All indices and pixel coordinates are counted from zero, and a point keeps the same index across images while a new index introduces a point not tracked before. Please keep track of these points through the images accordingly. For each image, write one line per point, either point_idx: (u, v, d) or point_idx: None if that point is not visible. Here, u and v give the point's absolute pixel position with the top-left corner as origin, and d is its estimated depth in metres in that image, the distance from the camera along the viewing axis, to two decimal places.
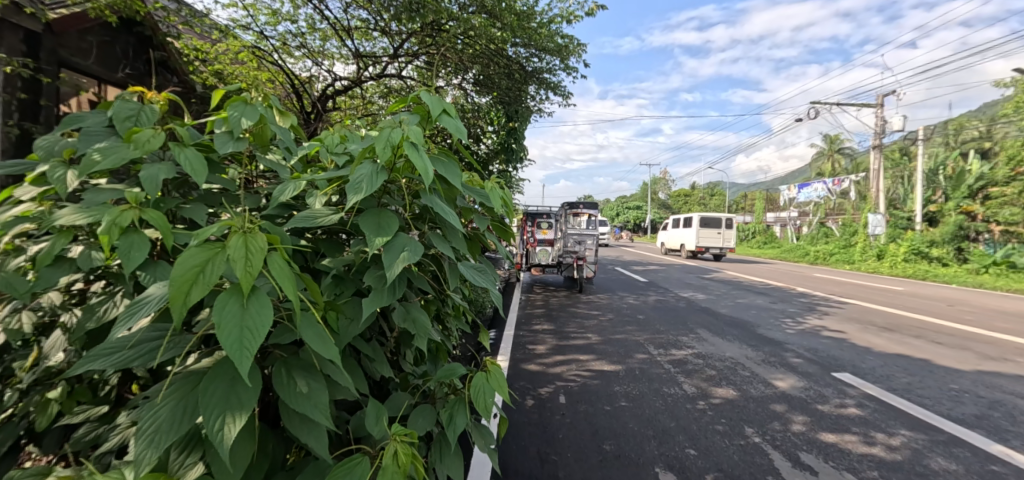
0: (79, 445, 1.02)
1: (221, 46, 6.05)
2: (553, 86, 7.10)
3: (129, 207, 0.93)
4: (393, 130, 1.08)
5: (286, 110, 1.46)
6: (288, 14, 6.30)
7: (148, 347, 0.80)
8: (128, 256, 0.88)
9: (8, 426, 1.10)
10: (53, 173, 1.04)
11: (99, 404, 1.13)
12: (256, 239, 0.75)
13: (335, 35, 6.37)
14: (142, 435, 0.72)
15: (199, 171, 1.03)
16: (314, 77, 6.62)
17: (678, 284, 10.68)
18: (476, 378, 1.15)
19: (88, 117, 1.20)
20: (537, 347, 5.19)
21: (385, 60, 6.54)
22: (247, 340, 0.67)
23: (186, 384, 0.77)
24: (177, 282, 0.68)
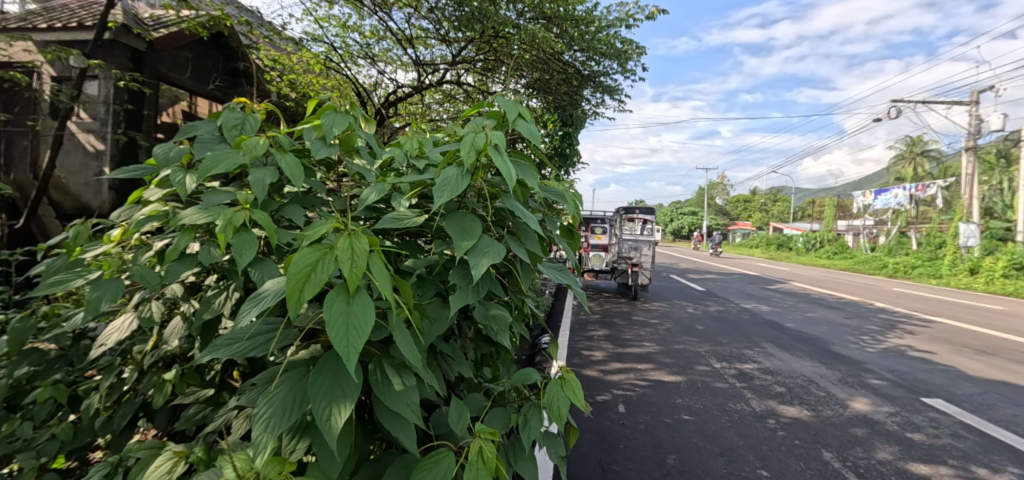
0: (189, 423, 1.13)
1: (295, 57, 6.50)
2: (610, 89, 7.02)
3: (242, 208, 1.01)
4: (477, 135, 1.10)
5: (368, 117, 1.52)
6: (354, 25, 6.67)
7: (262, 339, 0.87)
8: (237, 253, 0.96)
9: (128, 402, 1.27)
10: (175, 177, 1.14)
11: (206, 387, 1.24)
12: (359, 242, 0.79)
13: (397, 44, 6.65)
14: (261, 419, 0.77)
15: (299, 175, 1.11)
16: (380, 84, 6.90)
17: (740, 295, 10.18)
18: (551, 384, 1.16)
19: (201, 126, 1.32)
20: (593, 354, 5.11)
21: (442, 67, 6.73)
22: (353, 338, 0.70)
23: (295, 376, 0.82)
24: (293, 279, 0.73)
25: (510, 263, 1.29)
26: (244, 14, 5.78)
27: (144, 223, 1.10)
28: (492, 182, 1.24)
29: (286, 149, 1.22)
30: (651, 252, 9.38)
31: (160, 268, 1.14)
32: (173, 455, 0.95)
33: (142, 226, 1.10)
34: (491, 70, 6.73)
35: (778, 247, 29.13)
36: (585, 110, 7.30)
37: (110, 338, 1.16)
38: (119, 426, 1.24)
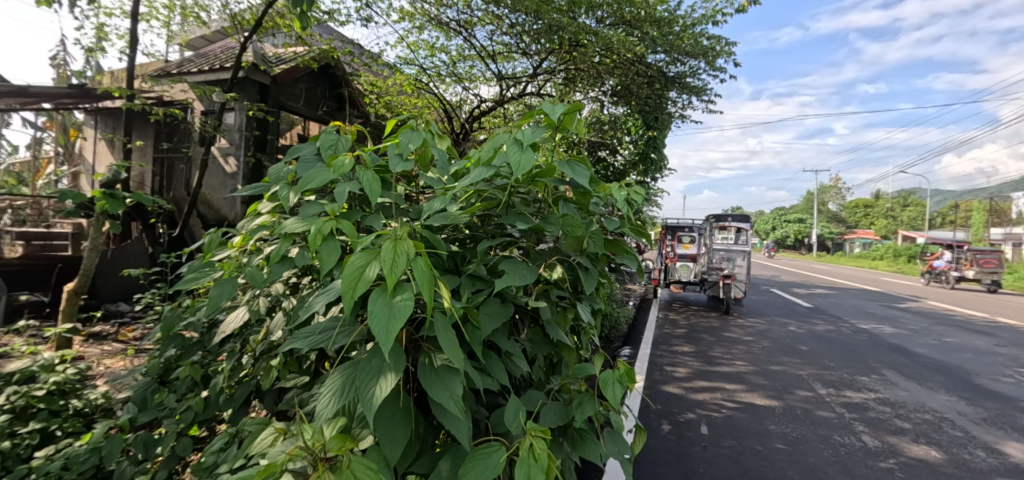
0: (289, 404, 1.31)
1: (391, 81, 7.09)
2: (698, 90, 6.72)
3: (330, 219, 1.17)
4: (511, 136, 1.28)
5: (443, 133, 1.65)
6: (442, 46, 7.12)
7: (330, 333, 1.00)
8: (325, 257, 1.11)
9: (245, 383, 1.51)
10: (281, 192, 1.35)
11: (303, 374, 1.41)
12: (404, 245, 0.88)
13: (481, 61, 6.97)
14: (324, 397, 0.91)
15: (376, 188, 1.25)
16: (466, 101, 7.27)
17: (856, 313, 9.05)
18: (606, 372, 1.20)
19: (303, 148, 1.53)
20: (676, 370, 4.88)
21: (524, 80, 6.90)
22: (391, 332, 0.79)
23: (353, 367, 0.94)
24: (347, 277, 0.84)
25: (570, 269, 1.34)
26: (347, 45, 6.50)
27: (253, 232, 1.32)
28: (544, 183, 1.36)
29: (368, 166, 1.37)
30: (746, 263, 8.73)
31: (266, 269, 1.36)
32: (275, 431, 1.11)
33: (253, 234, 1.33)
34: (573, 79, 6.79)
35: (906, 259, 25.42)
36: (671, 113, 7.05)
37: (229, 328, 1.39)
38: (239, 401, 1.49)
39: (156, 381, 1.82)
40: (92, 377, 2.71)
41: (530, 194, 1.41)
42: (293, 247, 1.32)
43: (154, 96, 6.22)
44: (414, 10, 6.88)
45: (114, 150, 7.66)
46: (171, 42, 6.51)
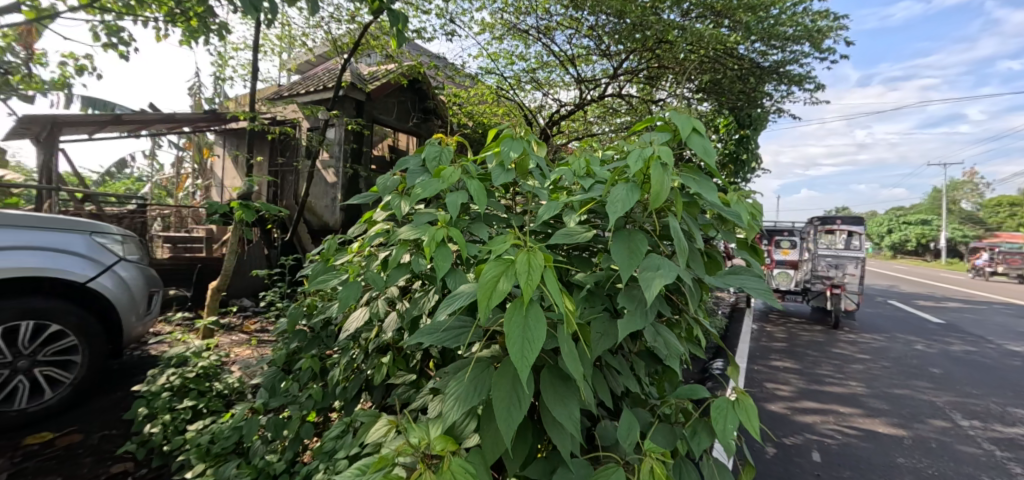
0: (396, 399, 1.43)
1: (472, 91, 7.36)
2: (798, 80, 6.20)
3: (442, 227, 1.25)
4: (644, 151, 1.19)
5: (540, 141, 1.68)
6: (522, 54, 7.27)
7: (455, 331, 1.10)
8: (438, 263, 1.19)
9: (358, 377, 1.68)
10: (394, 202, 1.46)
11: (410, 372, 1.52)
12: (536, 258, 0.93)
13: (561, 65, 6.99)
14: (450, 397, 0.97)
15: (482, 197, 1.32)
16: (545, 106, 7.33)
17: (1002, 332, 7.74)
18: (719, 399, 1.14)
19: (411, 160, 1.64)
20: (779, 388, 4.50)
21: (604, 81, 6.81)
22: (527, 351, 0.84)
23: (480, 370, 1.01)
24: (482, 287, 0.90)
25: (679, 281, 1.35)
26: (433, 60, 6.91)
27: (373, 239, 1.44)
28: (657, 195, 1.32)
29: (473, 175, 1.44)
30: (858, 271, 7.84)
31: (383, 273, 1.48)
32: (386, 420, 1.19)
33: (371, 241, 1.45)
34: (655, 78, 6.59)
35: None
36: (767, 106, 6.57)
37: (352, 325, 1.54)
38: (350, 394, 1.65)
39: (280, 369, 2.05)
40: (229, 365, 3.11)
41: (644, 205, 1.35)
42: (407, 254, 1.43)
43: (270, 116, 7.01)
44: (495, 21, 7.10)
45: (238, 165, 8.74)
46: (283, 68, 7.30)
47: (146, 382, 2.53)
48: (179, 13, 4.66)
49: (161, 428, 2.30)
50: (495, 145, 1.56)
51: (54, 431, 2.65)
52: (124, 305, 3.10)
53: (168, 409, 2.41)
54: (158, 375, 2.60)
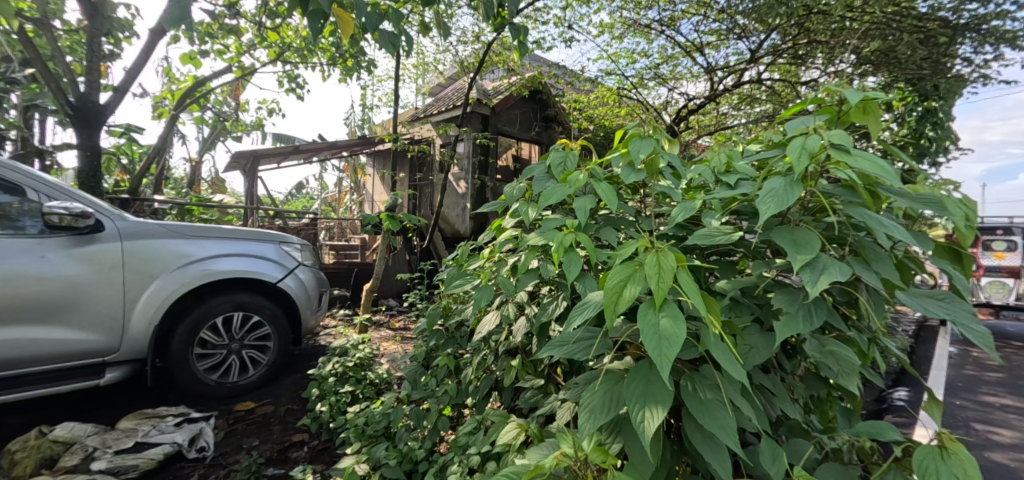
0: (527, 403, 1.53)
1: (593, 95, 7.33)
2: (1010, 37, 4.94)
3: (570, 233, 1.32)
4: (809, 139, 1.15)
5: (671, 137, 1.60)
6: (644, 51, 7.06)
7: (585, 344, 1.19)
8: (567, 269, 1.26)
9: (488, 378, 1.80)
10: (522, 209, 1.53)
11: (537, 377, 1.60)
12: (666, 258, 1.00)
13: (688, 56, 6.59)
14: (585, 412, 1.07)
15: (613, 201, 1.34)
16: (672, 102, 6.93)
17: None
18: (919, 450, 1.07)
19: (536, 167, 1.69)
20: (998, 433, 3.57)
21: (739, 67, 6.24)
22: (664, 350, 0.92)
23: (612, 380, 1.12)
24: (610, 290, 1.00)
25: (853, 287, 1.28)
26: (553, 69, 7.10)
27: (504, 246, 1.55)
28: (822, 192, 1.27)
29: (601, 180, 1.46)
30: None
31: (513, 278, 1.58)
32: (518, 428, 1.36)
33: (503, 247, 1.55)
34: (802, 55, 5.82)
35: None
36: (961, 74, 5.36)
37: (484, 329, 1.64)
38: (483, 392, 1.79)
39: (421, 364, 2.29)
40: (381, 359, 3.55)
41: (802, 202, 1.31)
42: (536, 260, 1.50)
43: (410, 137, 7.87)
44: (614, 22, 7.02)
45: (385, 183, 9.93)
46: (419, 92, 8.12)
47: (318, 367, 3.03)
48: (341, 56, 5.53)
49: (328, 407, 2.74)
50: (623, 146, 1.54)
51: (254, 402, 3.31)
52: (303, 303, 3.75)
53: (334, 392, 2.85)
54: (326, 362, 3.08)
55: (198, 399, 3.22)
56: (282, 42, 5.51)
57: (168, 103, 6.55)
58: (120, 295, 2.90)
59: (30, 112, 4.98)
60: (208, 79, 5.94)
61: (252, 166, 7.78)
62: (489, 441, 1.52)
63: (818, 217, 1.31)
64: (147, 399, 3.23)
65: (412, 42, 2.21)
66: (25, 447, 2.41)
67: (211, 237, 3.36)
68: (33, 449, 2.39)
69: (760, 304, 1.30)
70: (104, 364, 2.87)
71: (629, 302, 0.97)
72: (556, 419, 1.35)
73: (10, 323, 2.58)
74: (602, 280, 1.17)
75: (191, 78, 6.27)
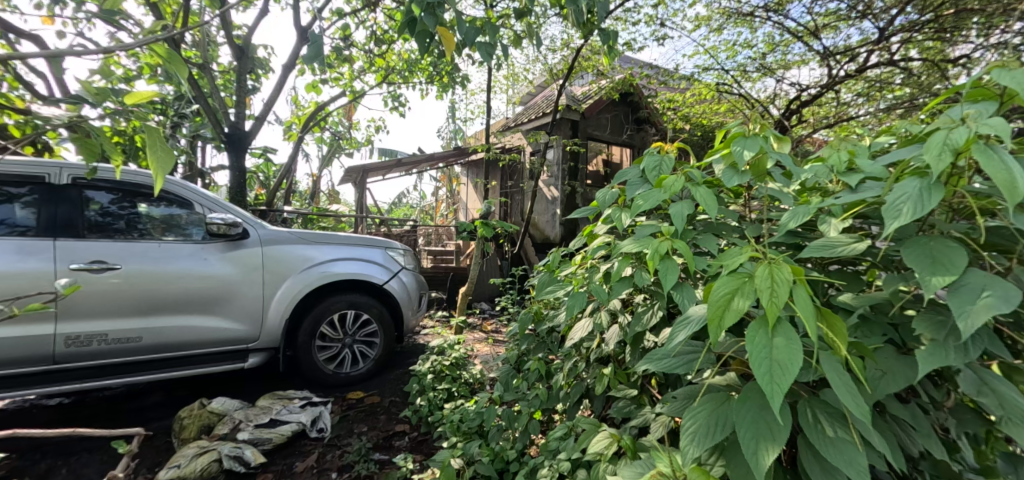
0: (619, 412, 1.52)
1: (689, 93, 6.99)
2: None
3: (665, 238, 1.26)
4: (955, 132, 1.00)
5: (781, 135, 1.46)
6: (747, 41, 6.59)
7: (686, 358, 1.10)
8: (663, 276, 1.20)
9: (580, 386, 1.82)
10: (615, 213, 1.48)
11: (630, 386, 1.57)
12: (780, 271, 0.90)
13: (800, 43, 6.01)
14: (686, 432, 0.99)
15: (712, 204, 1.26)
16: (781, 93, 6.36)
17: None
18: None
19: (628, 171, 1.64)
20: None
21: (862, 50, 5.57)
22: (777, 375, 0.84)
23: (716, 400, 1.01)
24: (713, 306, 0.92)
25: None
26: (645, 69, 6.92)
27: (595, 251, 1.52)
28: (976, 193, 1.09)
29: (699, 183, 1.38)
30: None
31: (606, 285, 1.53)
32: (610, 438, 1.37)
33: (594, 253, 1.53)
34: (949, 29, 5.01)
35: None
36: None
37: (576, 335, 1.59)
38: (573, 399, 1.81)
39: (514, 367, 2.36)
40: (475, 360, 3.69)
41: (949, 203, 1.14)
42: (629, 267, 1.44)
43: (501, 145, 8.14)
44: (712, 13, 6.65)
45: (478, 191, 10.36)
46: (510, 102, 8.36)
47: (418, 364, 3.26)
48: (438, 74, 5.93)
49: (427, 402, 2.93)
50: (725, 146, 1.44)
51: (363, 392, 3.66)
52: (405, 303, 4.08)
53: (432, 388, 3.04)
54: (425, 360, 3.31)
55: (318, 385, 3.65)
56: (388, 65, 6.06)
57: (296, 127, 7.50)
58: (260, 292, 3.40)
59: (196, 140, 6.04)
60: (327, 103, 6.71)
61: (362, 179, 8.59)
62: (578, 448, 1.53)
63: (971, 219, 1.14)
64: (279, 382, 3.74)
65: (506, 53, 2.31)
66: (191, 414, 2.92)
67: (330, 243, 3.80)
68: (196, 417, 2.90)
69: (894, 323, 1.13)
70: (248, 350, 3.38)
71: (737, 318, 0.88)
72: (650, 434, 1.32)
73: (183, 312, 3.14)
74: (706, 291, 1.06)
75: (313, 104, 7.13)
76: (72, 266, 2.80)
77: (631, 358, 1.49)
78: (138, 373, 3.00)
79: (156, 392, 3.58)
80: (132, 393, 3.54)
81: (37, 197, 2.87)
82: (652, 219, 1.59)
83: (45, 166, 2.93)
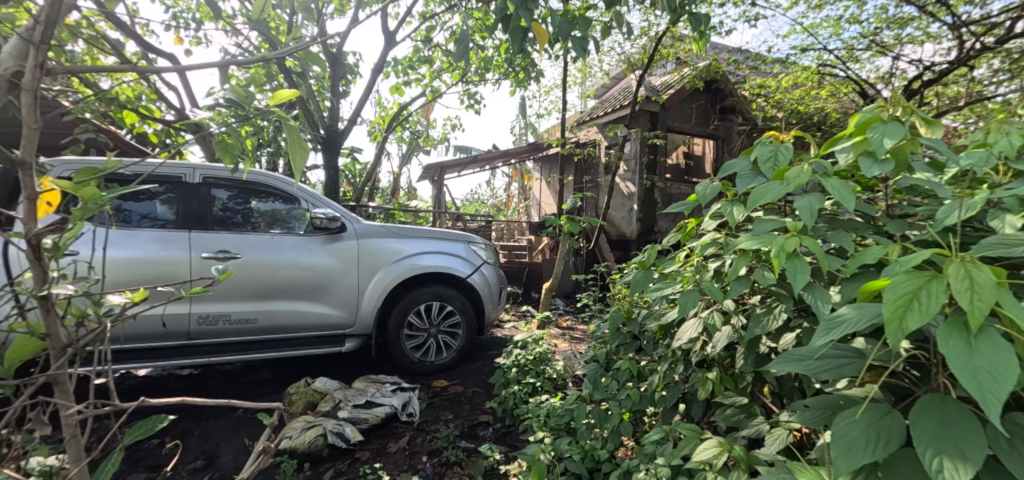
0: (725, 421, 1.43)
1: (785, 77, 6.45)
2: None
3: (792, 235, 1.17)
4: None
5: (930, 119, 1.29)
6: (855, 17, 5.93)
7: (833, 363, 0.98)
8: (792, 276, 1.12)
9: (678, 390, 1.75)
10: (728, 209, 1.40)
11: (739, 394, 1.48)
12: (981, 273, 0.81)
13: (921, 15, 5.30)
14: (835, 446, 0.87)
15: (847, 197, 1.15)
16: (897, 73, 5.64)
17: None
18: None
19: (738, 163, 1.54)
20: None
21: (1004, 18, 4.80)
22: (988, 384, 0.73)
23: (876, 413, 0.89)
24: (892, 305, 0.81)
25: None
26: (733, 54, 6.48)
27: (705, 248, 1.44)
28: None
29: (828, 174, 1.27)
30: None
31: (716, 285, 1.46)
32: (718, 446, 1.29)
33: (704, 250, 1.45)
34: None
35: None
36: None
37: (683, 334, 1.52)
38: (670, 403, 1.74)
39: (602, 366, 2.32)
40: (556, 356, 3.68)
41: None
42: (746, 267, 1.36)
43: (576, 140, 8.05)
44: None
45: (552, 186, 10.31)
46: (586, 96, 8.21)
47: (502, 358, 3.33)
48: (514, 71, 5.98)
49: (511, 395, 2.98)
50: (858, 133, 1.30)
51: (448, 381, 3.80)
52: (487, 297, 4.17)
53: (515, 382, 3.08)
54: (509, 354, 3.36)
55: (405, 371, 3.84)
56: (466, 65, 6.20)
57: (379, 128, 7.92)
58: (356, 281, 3.64)
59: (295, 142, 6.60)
60: (409, 104, 7.03)
61: (439, 176, 8.89)
62: (678, 454, 1.47)
63: None
64: (371, 367, 3.99)
65: (595, 44, 2.25)
66: (298, 390, 3.20)
67: (418, 237, 3.98)
68: (303, 394, 3.17)
69: None
70: (345, 335, 3.63)
71: (929, 321, 0.76)
72: (765, 445, 1.23)
73: (291, 298, 3.45)
74: (863, 291, 0.95)
75: (397, 105, 7.50)
76: (204, 255, 3.19)
77: (744, 362, 1.40)
78: (254, 352, 3.33)
79: (266, 369, 3.98)
80: (247, 369, 3.96)
81: (175, 195, 3.28)
82: (766, 214, 1.48)
83: (182, 168, 3.32)
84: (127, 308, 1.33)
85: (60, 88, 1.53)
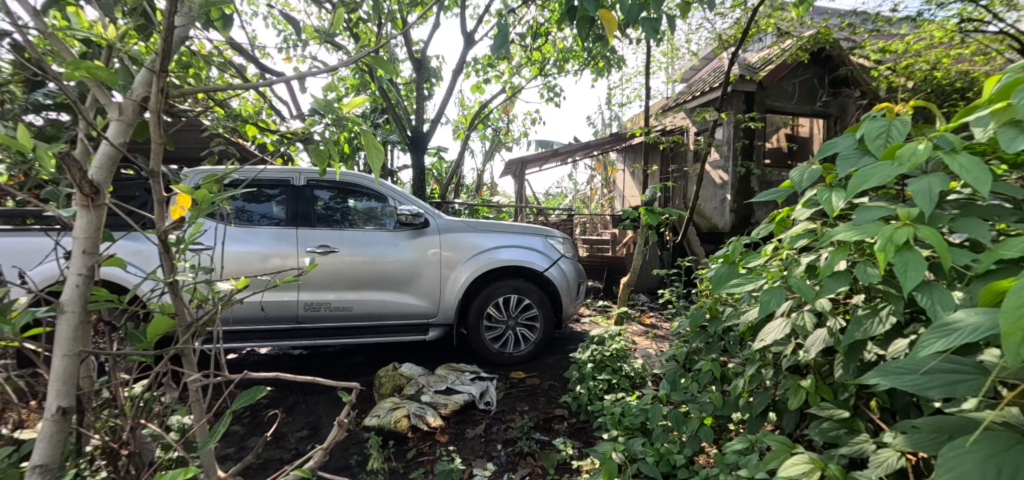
0: (820, 436, 1.27)
1: (913, 40, 5.58)
2: None
3: (903, 225, 1.01)
4: None
5: None
6: None
7: (944, 379, 0.81)
8: (902, 272, 0.95)
9: (766, 396, 1.59)
10: (823, 196, 1.24)
11: (839, 406, 1.30)
12: None
13: None
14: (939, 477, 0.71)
15: (980, 177, 0.95)
16: None
17: None
18: None
19: (839, 143, 1.36)
20: None
21: None
22: None
23: (998, 445, 0.72)
24: (1013, 313, 0.62)
25: None
26: (847, 18, 5.74)
27: (796, 240, 1.29)
28: None
29: (955, 150, 1.07)
30: None
31: (809, 282, 1.30)
32: (810, 463, 1.14)
33: (794, 242, 1.30)
34: None
35: None
36: None
37: (769, 336, 1.37)
38: (757, 411, 1.58)
39: (681, 367, 2.19)
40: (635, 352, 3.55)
41: None
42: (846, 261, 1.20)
43: (661, 128, 7.68)
44: None
45: (636, 178, 9.93)
46: (672, 80, 7.78)
47: (579, 351, 3.27)
48: (593, 59, 5.87)
49: (587, 390, 2.93)
50: (997, 100, 1.08)
51: (525, 372, 3.83)
52: (564, 291, 4.13)
53: (592, 377, 3.03)
54: (585, 348, 3.30)
55: (485, 361, 3.94)
56: (545, 57, 6.15)
57: (463, 127, 8.18)
58: (438, 273, 3.80)
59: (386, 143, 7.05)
60: (490, 101, 7.18)
61: (521, 170, 8.96)
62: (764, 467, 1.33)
63: None
64: (452, 356, 4.15)
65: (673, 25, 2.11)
66: (387, 374, 3.41)
67: (496, 231, 4.05)
68: (391, 377, 3.37)
69: None
70: (428, 324, 3.81)
71: None
72: (867, 467, 1.06)
73: (380, 288, 3.69)
74: (987, 294, 0.78)
75: (479, 103, 7.71)
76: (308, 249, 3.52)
77: (843, 370, 1.23)
78: (348, 337, 3.62)
79: (360, 353, 4.30)
80: (343, 353, 4.31)
81: (285, 196, 3.66)
82: (875, 200, 1.28)
83: (290, 172, 3.69)
84: (233, 294, 1.49)
85: (192, 104, 1.77)
